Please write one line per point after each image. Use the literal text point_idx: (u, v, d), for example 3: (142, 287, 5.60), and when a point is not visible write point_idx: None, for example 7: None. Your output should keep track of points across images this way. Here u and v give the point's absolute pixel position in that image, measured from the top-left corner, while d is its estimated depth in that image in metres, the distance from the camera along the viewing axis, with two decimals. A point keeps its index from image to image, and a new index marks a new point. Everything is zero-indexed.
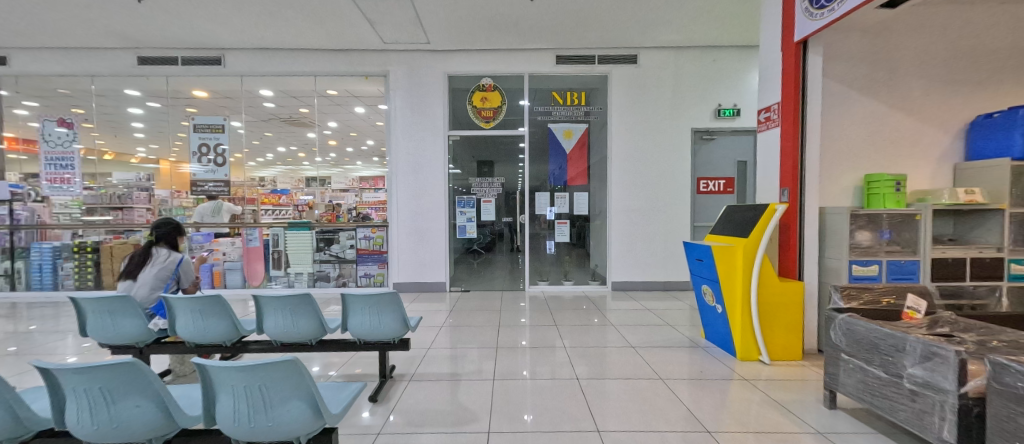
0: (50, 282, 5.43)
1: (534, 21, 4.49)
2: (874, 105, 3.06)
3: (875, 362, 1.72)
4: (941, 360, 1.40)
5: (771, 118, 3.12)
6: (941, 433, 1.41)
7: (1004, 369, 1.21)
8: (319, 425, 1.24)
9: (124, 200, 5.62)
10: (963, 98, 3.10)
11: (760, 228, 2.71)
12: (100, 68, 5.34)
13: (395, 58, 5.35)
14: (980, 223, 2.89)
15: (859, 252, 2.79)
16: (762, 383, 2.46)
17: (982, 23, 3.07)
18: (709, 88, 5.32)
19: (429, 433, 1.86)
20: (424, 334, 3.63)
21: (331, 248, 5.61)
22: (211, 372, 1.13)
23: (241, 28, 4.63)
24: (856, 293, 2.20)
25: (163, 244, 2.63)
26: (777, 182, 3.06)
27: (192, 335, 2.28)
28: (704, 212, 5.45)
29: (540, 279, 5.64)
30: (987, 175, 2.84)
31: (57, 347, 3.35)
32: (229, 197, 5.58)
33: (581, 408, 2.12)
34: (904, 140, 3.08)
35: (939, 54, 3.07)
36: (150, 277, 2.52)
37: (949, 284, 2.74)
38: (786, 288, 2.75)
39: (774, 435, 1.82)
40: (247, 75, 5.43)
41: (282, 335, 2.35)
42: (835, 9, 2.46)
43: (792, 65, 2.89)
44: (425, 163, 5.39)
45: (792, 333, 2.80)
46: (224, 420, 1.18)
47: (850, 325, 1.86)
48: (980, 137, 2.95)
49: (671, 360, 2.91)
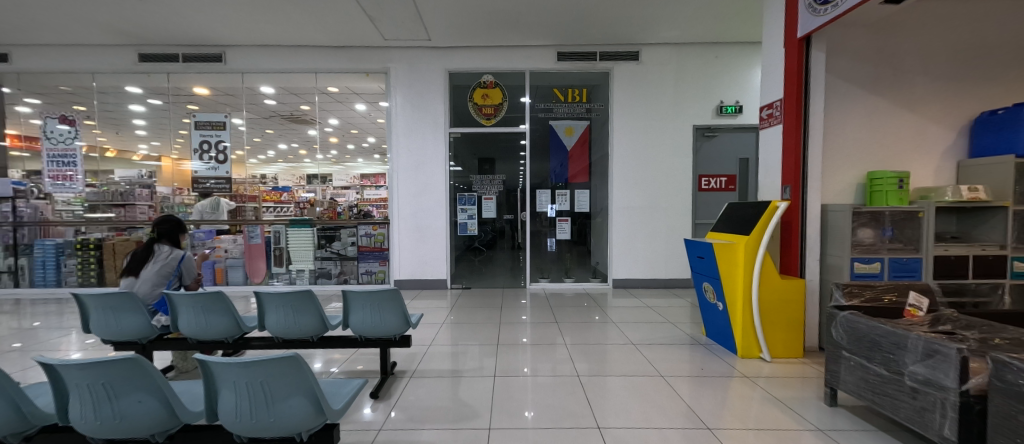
0: (53, 279, 5.45)
1: (535, 18, 4.48)
2: (878, 102, 3.04)
3: (876, 359, 1.72)
4: (941, 358, 1.40)
5: (773, 115, 3.11)
6: (942, 430, 1.41)
7: (1006, 366, 1.21)
8: (320, 421, 1.24)
9: (126, 197, 5.63)
10: (967, 94, 3.07)
11: (761, 226, 2.70)
12: (101, 66, 5.33)
13: (396, 55, 5.33)
14: (983, 221, 2.88)
15: (861, 249, 2.77)
16: (763, 380, 2.46)
17: (987, 18, 3.04)
18: (711, 84, 5.29)
19: (431, 429, 1.87)
20: (425, 331, 3.64)
21: (332, 246, 5.62)
22: (212, 368, 1.14)
23: (241, 24, 4.60)
24: (858, 290, 2.18)
25: (164, 241, 2.64)
26: (779, 180, 3.05)
27: (193, 331, 2.29)
28: (705, 210, 5.43)
29: (541, 276, 5.63)
30: (990, 173, 2.83)
31: (61, 344, 3.36)
32: (229, 194, 5.59)
33: (582, 405, 2.12)
34: (906, 137, 3.06)
35: (942, 51, 3.05)
36: (152, 273, 2.53)
37: (951, 281, 2.73)
38: (787, 286, 2.74)
39: (775, 433, 1.82)
40: (247, 72, 5.39)
41: (283, 332, 2.36)
42: (839, 5, 2.43)
43: (794, 61, 2.87)
44: (425, 161, 5.39)
45: (793, 331, 2.80)
46: (226, 416, 1.19)
47: (852, 322, 1.85)
48: (983, 135, 2.94)
49: (671, 357, 2.91)
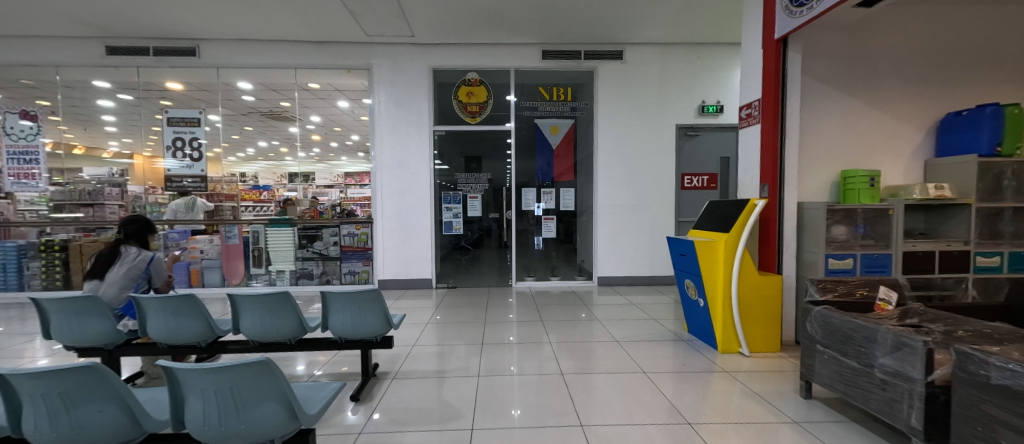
0: (14, 282, 5.14)
1: (521, 15, 4.44)
2: (851, 102, 3.13)
3: (849, 353, 1.77)
4: (910, 351, 1.45)
5: (752, 115, 3.17)
6: (910, 420, 1.46)
7: (967, 357, 1.27)
8: (294, 427, 1.21)
9: (94, 197, 5.42)
10: (934, 97, 3.20)
11: (741, 223, 2.75)
12: (65, 58, 5.05)
13: (379, 51, 5.23)
14: (949, 218, 3.00)
15: (836, 245, 2.85)
16: (742, 375, 2.50)
17: (952, 23, 3.16)
18: (693, 84, 5.38)
19: (415, 431, 1.85)
20: (409, 331, 3.60)
21: (314, 245, 5.47)
22: (179, 375, 1.09)
23: (216, 17, 4.43)
24: (831, 286, 2.24)
25: (133, 242, 2.53)
26: (757, 178, 3.11)
27: (164, 336, 2.20)
28: (688, 208, 5.52)
29: (527, 275, 5.63)
30: (954, 172, 2.96)
31: (24, 350, 3.20)
32: (205, 194, 5.42)
33: (566, 403, 2.14)
34: (878, 137, 3.16)
35: (911, 54, 3.16)
36: (119, 275, 2.42)
37: (919, 276, 2.84)
38: (764, 282, 2.81)
39: (752, 426, 1.86)
40: (223, 67, 5.22)
41: (259, 335, 2.29)
42: (814, 7, 2.49)
43: (771, 62, 2.93)
44: (410, 160, 5.32)
45: (771, 326, 2.86)
46: (194, 424, 1.14)
47: (826, 317, 1.91)
48: (948, 135, 3.06)
49: (655, 353, 2.95)
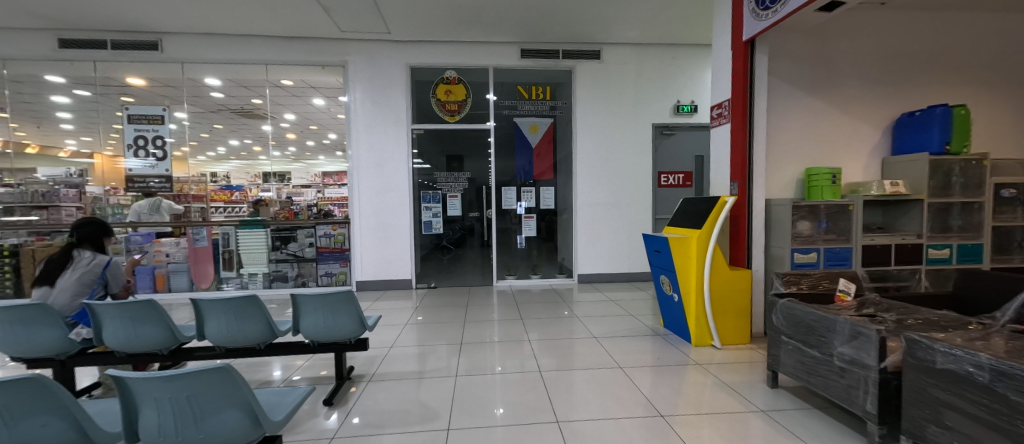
0: None
1: (499, 13, 4.42)
2: (815, 103, 3.26)
3: (811, 343, 1.84)
4: (865, 339, 1.52)
5: (722, 114, 3.25)
6: (865, 405, 1.54)
7: (915, 344, 1.34)
8: (258, 433, 1.18)
9: (50, 198, 5.13)
10: (890, 98, 3.36)
11: (712, 220, 2.82)
12: (13, 51, 4.73)
13: (355, 48, 5.12)
14: (904, 213, 3.18)
15: (801, 240, 2.98)
16: (714, 367, 2.58)
17: (906, 28, 3.33)
18: (669, 84, 5.49)
19: (391, 433, 1.82)
20: (387, 333, 3.54)
21: (288, 247, 5.30)
22: (130, 384, 1.03)
23: (180, 10, 4.24)
24: (796, 279, 2.32)
25: (86, 246, 2.40)
26: (728, 176, 3.21)
27: (122, 343, 2.10)
28: (665, 205, 5.64)
29: (508, 274, 5.64)
30: (907, 169, 3.13)
31: None
32: (172, 195, 5.20)
33: (543, 400, 2.15)
34: (840, 136, 3.31)
35: (870, 57, 3.31)
36: (71, 282, 2.28)
37: (878, 268, 3.00)
38: (735, 277, 2.90)
39: (722, 416, 1.92)
40: (188, 62, 4.99)
41: (226, 340, 2.20)
42: (779, 10, 2.58)
43: (740, 63, 3.01)
44: (388, 159, 5.23)
45: (741, 319, 2.96)
46: (148, 435, 1.08)
47: (789, 308, 1.98)
48: (902, 134, 3.24)
49: (632, 348, 3.00)
